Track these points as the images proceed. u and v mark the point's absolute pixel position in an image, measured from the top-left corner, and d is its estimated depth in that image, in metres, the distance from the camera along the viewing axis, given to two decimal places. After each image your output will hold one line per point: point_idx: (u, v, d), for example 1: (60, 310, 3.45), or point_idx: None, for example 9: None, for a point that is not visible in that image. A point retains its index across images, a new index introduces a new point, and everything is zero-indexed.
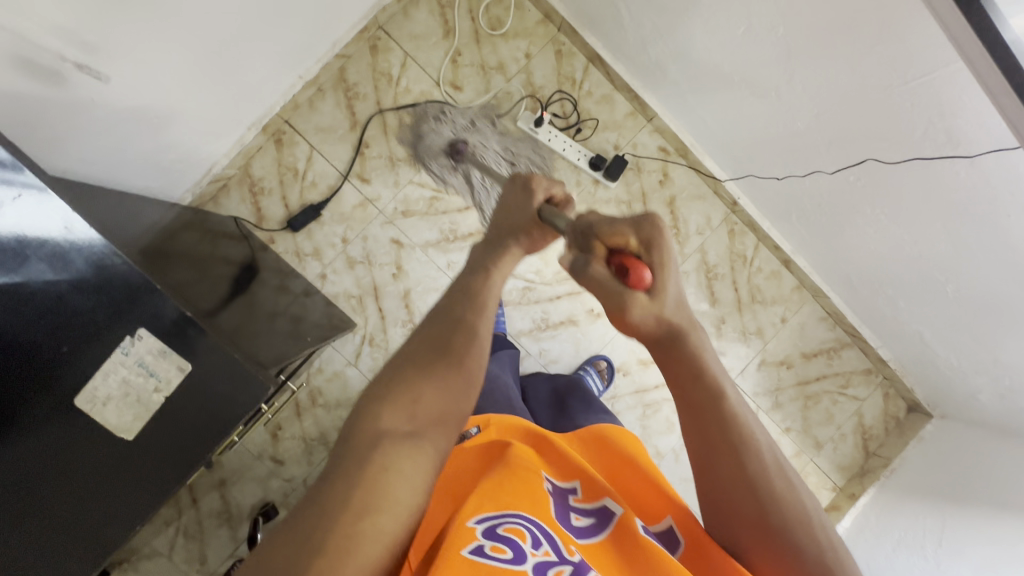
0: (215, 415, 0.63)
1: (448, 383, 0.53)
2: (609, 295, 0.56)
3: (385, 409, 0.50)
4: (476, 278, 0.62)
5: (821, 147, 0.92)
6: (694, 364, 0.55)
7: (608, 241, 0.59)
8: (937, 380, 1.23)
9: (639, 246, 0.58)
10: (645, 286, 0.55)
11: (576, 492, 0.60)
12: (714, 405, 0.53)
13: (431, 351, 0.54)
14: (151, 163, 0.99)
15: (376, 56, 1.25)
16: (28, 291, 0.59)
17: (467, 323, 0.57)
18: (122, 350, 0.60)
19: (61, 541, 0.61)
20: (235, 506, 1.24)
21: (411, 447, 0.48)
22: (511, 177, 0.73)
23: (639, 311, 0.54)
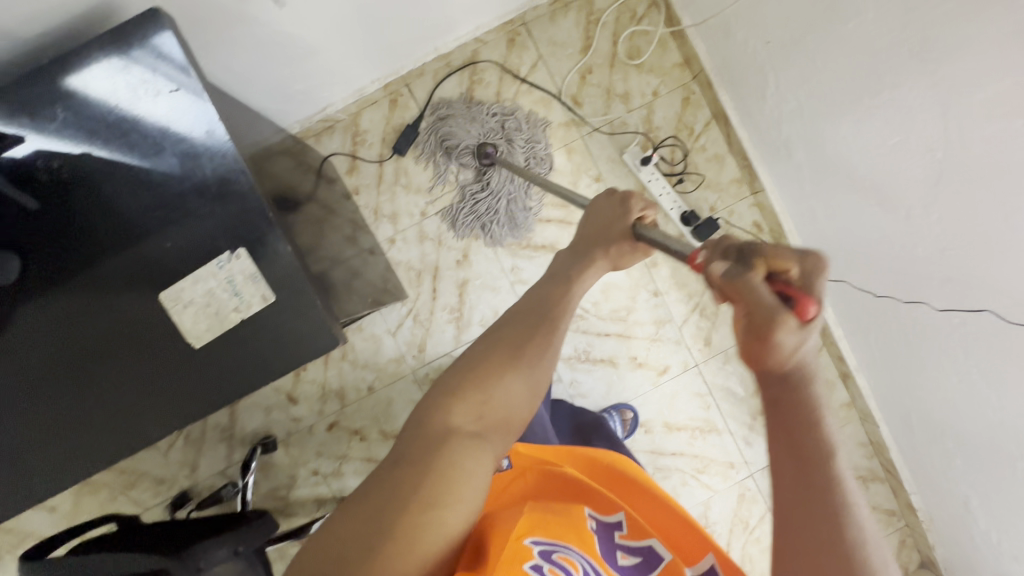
0: (278, 354, 0.64)
1: (513, 389, 0.59)
2: (758, 310, 0.42)
3: (454, 405, 0.56)
4: (554, 287, 0.67)
5: (934, 280, 0.88)
6: (809, 402, 0.41)
7: (771, 261, 0.44)
8: (963, 550, 1.15)
9: (798, 279, 0.43)
10: (806, 317, 0.41)
11: (622, 528, 0.59)
12: (824, 463, 0.40)
13: (507, 351, 0.61)
14: (281, 89, 1.02)
15: (511, 50, 1.25)
16: (155, 179, 0.61)
17: (542, 331, 0.63)
18: (218, 262, 0.62)
19: (104, 424, 0.63)
20: (239, 428, 1.26)
21: (478, 446, 0.54)
22: (608, 190, 0.71)
23: (784, 334, 0.41)
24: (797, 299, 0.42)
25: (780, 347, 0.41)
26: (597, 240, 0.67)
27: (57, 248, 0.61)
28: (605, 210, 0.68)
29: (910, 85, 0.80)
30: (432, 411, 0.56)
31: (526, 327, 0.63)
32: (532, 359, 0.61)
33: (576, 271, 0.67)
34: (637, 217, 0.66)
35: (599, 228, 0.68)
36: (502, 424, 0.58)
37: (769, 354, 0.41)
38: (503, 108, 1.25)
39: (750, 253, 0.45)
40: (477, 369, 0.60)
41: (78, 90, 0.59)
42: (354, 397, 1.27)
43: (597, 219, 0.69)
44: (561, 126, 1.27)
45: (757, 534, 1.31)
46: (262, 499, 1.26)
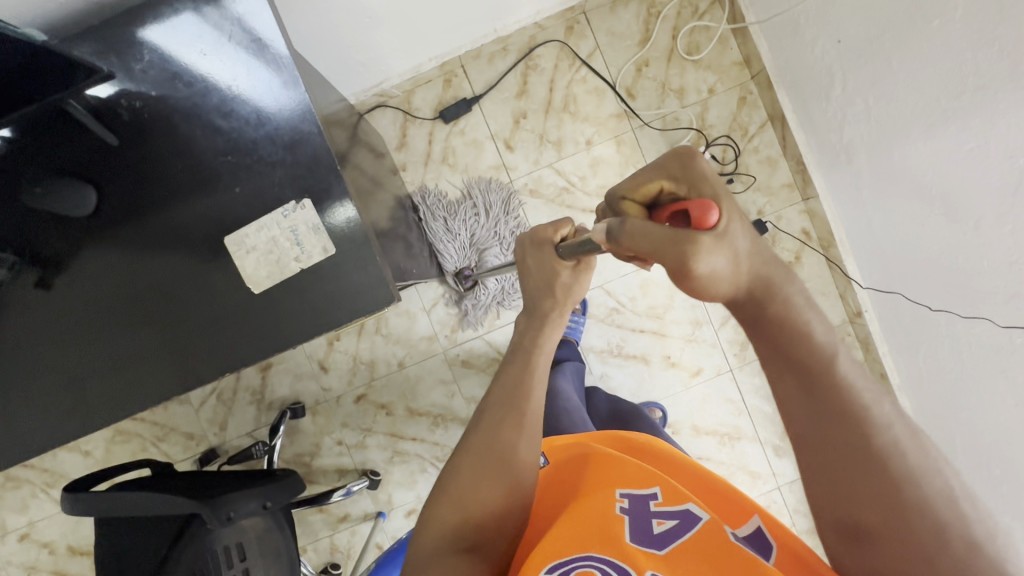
0: (333, 306, 0.64)
1: (491, 493, 0.58)
2: (661, 253, 0.41)
3: (436, 527, 0.56)
4: (515, 365, 0.65)
5: (999, 296, 0.84)
6: (796, 326, 0.45)
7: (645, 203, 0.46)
8: None
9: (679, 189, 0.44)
10: (709, 221, 0.40)
11: (656, 497, 0.57)
12: (827, 373, 0.45)
13: (478, 460, 0.59)
14: (343, 57, 1.03)
15: (569, 38, 1.25)
16: (230, 125, 0.62)
17: (512, 422, 0.61)
18: (283, 211, 0.63)
19: (157, 361, 0.64)
20: (269, 392, 1.28)
21: (464, 559, 0.54)
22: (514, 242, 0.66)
23: (705, 256, 0.40)
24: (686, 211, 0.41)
25: (704, 274, 0.41)
26: (542, 288, 0.63)
27: (132, 185, 0.63)
28: (535, 263, 0.63)
29: (996, 87, 0.76)
30: (419, 537, 0.57)
31: (496, 421, 0.62)
32: (500, 464, 0.59)
33: (532, 344, 0.65)
34: (557, 239, 0.63)
35: (539, 282, 0.63)
36: (489, 528, 0.57)
37: (705, 280, 0.41)
38: (471, 205, 1.24)
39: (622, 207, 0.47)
40: (453, 481, 0.59)
41: (162, 37, 0.61)
42: (383, 371, 1.28)
43: (525, 274, 0.65)
44: (613, 117, 1.26)
45: None
46: (286, 464, 1.28)
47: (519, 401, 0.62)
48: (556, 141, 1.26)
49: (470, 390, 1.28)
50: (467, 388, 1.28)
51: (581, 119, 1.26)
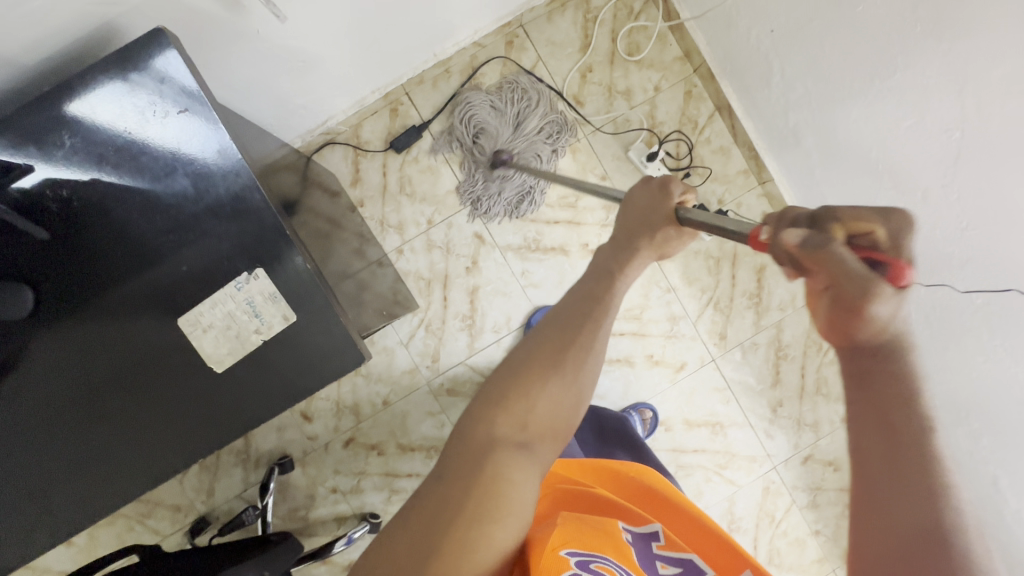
0: (301, 373, 0.62)
1: (561, 392, 0.58)
2: (846, 281, 0.38)
3: (500, 414, 0.55)
4: (599, 284, 0.64)
5: None
6: (905, 387, 0.38)
7: (847, 225, 0.40)
8: None
9: (886, 240, 0.39)
10: (900, 285, 0.38)
11: (658, 539, 0.61)
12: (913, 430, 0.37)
13: (553, 349, 0.59)
14: (281, 103, 1.00)
15: (510, 52, 1.24)
16: (167, 201, 0.59)
17: (586, 331, 0.60)
18: (236, 284, 0.60)
19: (124, 457, 0.61)
20: (254, 450, 1.24)
21: (523, 456, 0.54)
22: (646, 175, 0.69)
23: (881, 304, 0.38)
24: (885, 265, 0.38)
25: (874, 320, 0.38)
26: (645, 227, 0.64)
27: (70, 279, 0.59)
28: (650, 196, 0.65)
29: (927, 64, 0.79)
30: (477, 423, 0.55)
31: (569, 326, 0.60)
32: (575, 362, 0.59)
33: (616, 267, 0.64)
34: (680, 202, 0.64)
35: (647, 208, 0.64)
36: (547, 431, 0.57)
37: (863, 324, 0.39)
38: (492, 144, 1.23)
39: (821, 220, 0.43)
40: (519, 375, 0.58)
41: (82, 117, 0.58)
42: (368, 411, 1.26)
43: (633, 209, 0.66)
44: (565, 126, 1.26)
45: (783, 527, 1.31)
46: (282, 521, 1.25)
47: (605, 299, 0.62)
48: None
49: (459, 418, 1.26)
50: (456, 416, 1.26)
51: None
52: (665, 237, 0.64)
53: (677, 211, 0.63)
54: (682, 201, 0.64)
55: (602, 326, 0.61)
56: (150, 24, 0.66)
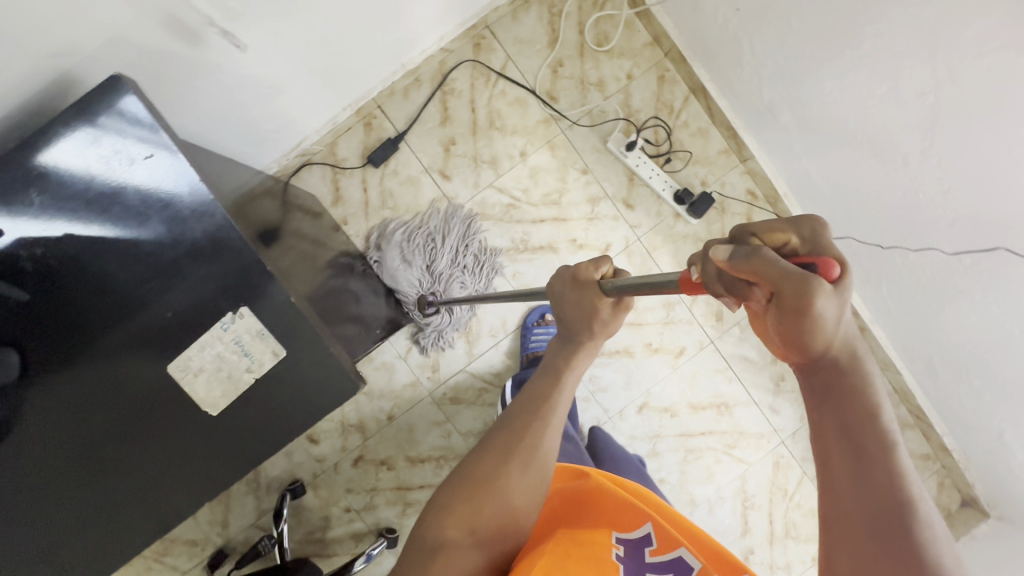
0: (298, 407, 0.62)
1: (510, 496, 0.58)
2: (783, 282, 0.33)
3: (449, 518, 0.56)
4: (547, 381, 0.62)
5: (941, 225, 0.87)
6: (867, 402, 0.38)
7: (764, 237, 0.37)
8: (1006, 481, 1.18)
9: (804, 246, 0.36)
10: (834, 277, 0.34)
11: (650, 544, 0.55)
12: (879, 447, 0.37)
13: (500, 452, 0.59)
14: (253, 130, 0.99)
15: (478, 55, 1.23)
16: (144, 249, 0.59)
17: (532, 436, 0.59)
18: (222, 325, 0.59)
19: (132, 507, 0.61)
20: (264, 477, 1.24)
21: (471, 551, 0.56)
22: (556, 269, 0.60)
23: (823, 301, 0.33)
24: (812, 264, 0.35)
25: (819, 322, 0.34)
26: (582, 323, 0.58)
27: (54, 337, 0.59)
28: (570, 293, 0.57)
29: (894, 30, 0.78)
30: (430, 519, 0.57)
31: (516, 428, 0.60)
32: (523, 463, 0.59)
33: (563, 363, 0.61)
34: (600, 278, 0.57)
35: (564, 318, 0.59)
36: (499, 529, 0.58)
37: (808, 326, 0.34)
38: (426, 232, 1.23)
39: (741, 238, 0.38)
40: (470, 476, 0.59)
41: (48, 172, 0.57)
42: (374, 428, 1.26)
43: (560, 308, 0.58)
44: (541, 123, 1.25)
45: (797, 500, 1.32)
46: (300, 545, 1.25)
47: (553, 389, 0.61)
48: (490, 160, 1.24)
49: (465, 425, 1.26)
50: (462, 424, 1.26)
51: (510, 132, 1.24)
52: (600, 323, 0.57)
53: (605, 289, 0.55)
54: (603, 278, 0.57)
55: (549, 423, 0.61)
56: (107, 71, 0.65)
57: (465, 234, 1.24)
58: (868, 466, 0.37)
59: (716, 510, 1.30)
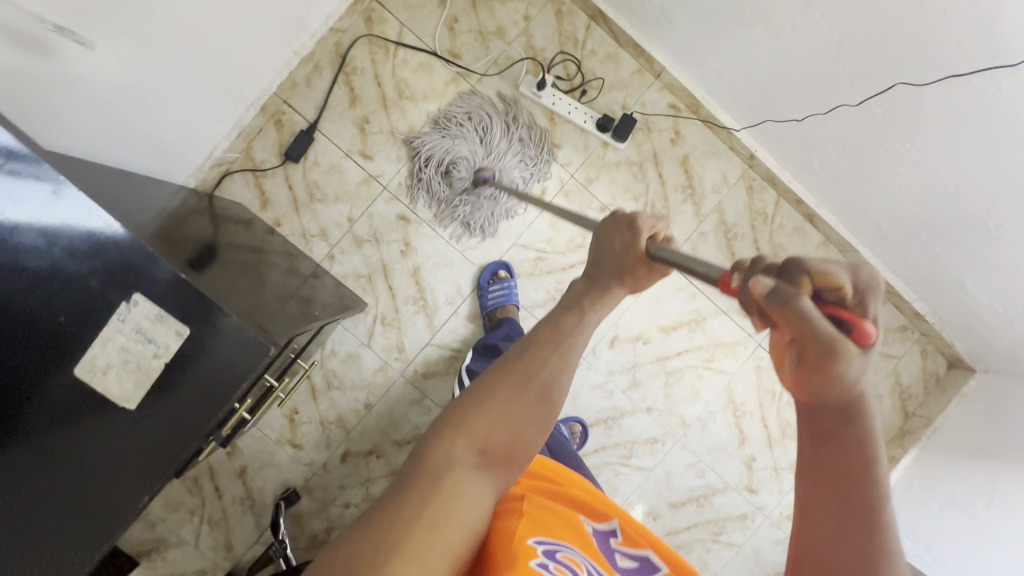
0: (212, 383, 0.60)
1: (519, 425, 0.51)
2: (812, 339, 0.32)
3: (457, 437, 0.50)
4: (571, 316, 0.56)
5: (843, 80, 0.87)
6: (869, 452, 0.35)
7: (818, 278, 0.32)
8: (977, 331, 1.19)
9: (854, 296, 0.32)
10: (866, 342, 0.31)
11: (617, 536, 0.65)
12: (869, 499, 0.35)
13: (521, 375, 0.53)
14: (153, 147, 0.97)
15: (372, 29, 1.21)
16: (18, 259, 0.55)
17: (550, 366, 0.53)
18: (118, 316, 0.58)
19: (77, 519, 0.60)
20: (258, 493, 1.24)
21: (473, 480, 0.48)
22: (615, 213, 0.57)
23: (850, 365, 0.32)
24: (845, 322, 0.32)
25: (840, 379, 0.33)
26: (618, 271, 0.55)
27: None
28: (615, 237, 0.55)
29: None
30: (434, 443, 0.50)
31: (535, 351, 0.54)
32: (539, 394, 0.53)
33: (589, 301, 0.56)
34: (652, 237, 0.54)
35: (602, 260, 0.56)
36: (506, 459, 0.51)
37: (827, 382, 0.33)
38: (470, 120, 1.21)
39: (794, 269, 0.34)
40: (481, 400, 0.52)
41: None
42: (354, 420, 1.25)
43: (604, 252, 0.56)
44: (450, 84, 1.23)
45: (786, 398, 1.32)
46: (306, 551, 1.24)
47: (579, 320, 0.56)
48: (408, 130, 1.23)
49: (443, 398, 1.26)
50: (441, 397, 1.26)
51: (421, 99, 1.23)
52: (632, 282, 0.54)
53: (650, 251, 0.53)
54: (654, 236, 0.54)
55: (571, 351, 0.54)
56: None
57: (503, 122, 1.22)
58: (850, 513, 0.35)
59: (709, 425, 1.31)
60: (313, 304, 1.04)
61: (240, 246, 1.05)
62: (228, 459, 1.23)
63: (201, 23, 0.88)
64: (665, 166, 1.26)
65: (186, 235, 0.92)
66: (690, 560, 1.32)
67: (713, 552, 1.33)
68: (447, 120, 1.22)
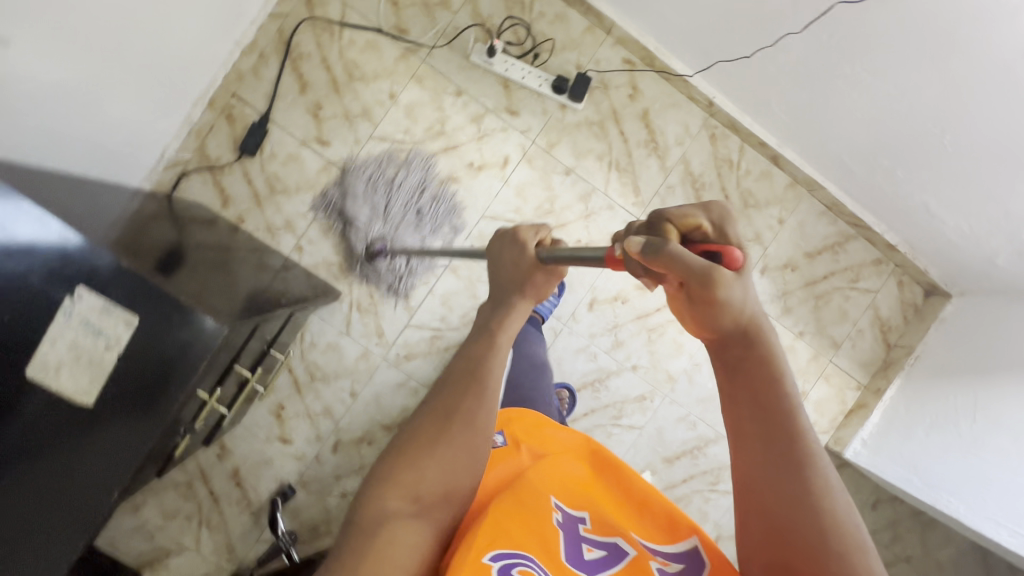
0: (166, 369, 0.62)
1: (449, 461, 0.49)
2: (693, 276, 0.41)
3: (387, 489, 0.47)
4: (480, 345, 0.55)
5: (788, 6, 0.88)
6: (774, 375, 0.46)
7: (678, 223, 0.45)
8: (948, 254, 1.20)
9: (714, 233, 0.45)
10: (736, 265, 0.43)
11: (587, 522, 0.54)
12: (787, 419, 0.45)
13: (443, 414, 0.51)
14: (100, 151, 0.95)
15: (314, 11, 1.18)
16: None
17: (471, 397, 0.52)
18: (64, 312, 0.56)
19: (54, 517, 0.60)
20: (253, 492, 1.23)
21: (413, 527, 0.47)
22: (496, 232, 0.63)
23: (726, 289, 0.42)
24: (719, 254, 0.43)
25: (727, 305, 0.43)
26: (515, 283, 0.58)
27: None
28: (506, 252, 0.60)
29: None
30: (367, 498, 0.48)
31: (454, 385, 0.52)
32: (466, 426, 0.51)
33: (495, 322, 0.56)
34: (538, 242, 0.60)
35: (501, 276, 0.59)
36: (444, 499, 0.49)
37: (718, 311, 0.44)
38: (386, 180, 1.22)
39: (657, 223, 0.45)
40: (408, 447, 0.50)
41: None
42: (341, 410, 1.24)
43: (498, 269, 0.60)
44: (399, 60, 1.21)
45: None
46: (308, 544, 1.24)
47: (493, 337, 0.55)
48: (362, 112, 1.21)
49: (427, 378, 1.26)
50: (425, 377, 1.26)
51: (372, 79, 1.21)
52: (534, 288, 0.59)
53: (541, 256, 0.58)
54: (538, 243, 0.60)
55: (492, 376, 0.53)
56: None
57: (417, 177, 1.23)
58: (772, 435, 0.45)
59: (696, 377, 1.31)
60: (286, 293, 1.04)
61: (204, 244, 1.02)
62: (219, 462, 1.22)
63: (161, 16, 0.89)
64: (626, 123, 1.25)
65: (148, 236, 0.91)
66: (689, 512, 1.33)
67: (712, 502, 1.34)
68: (360, 179, 1.22)
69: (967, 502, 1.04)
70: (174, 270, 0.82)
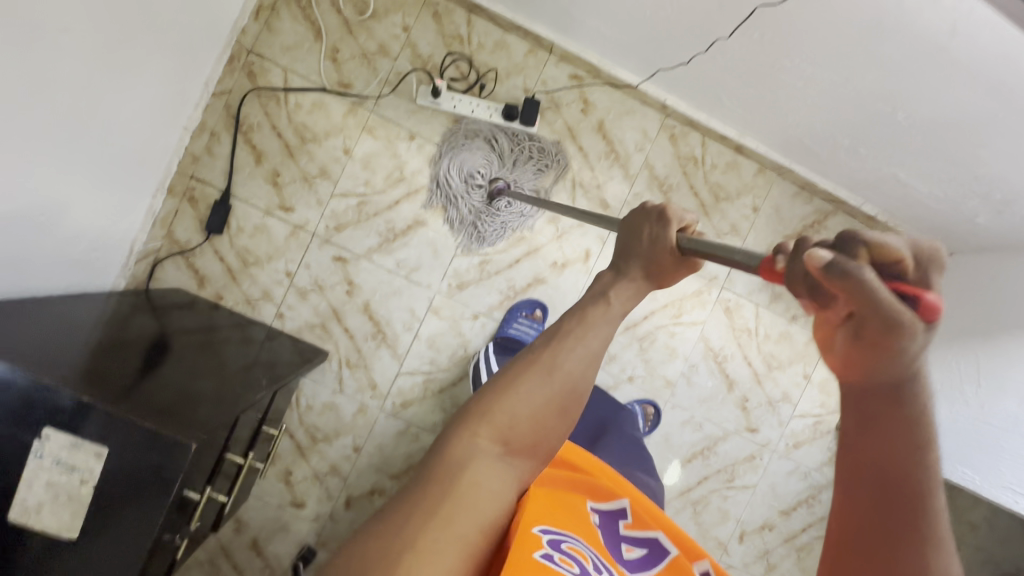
0: (141, 494, 0.60)
1: (540, 421, 0.49)
2: (872, 313, 0.29)
3: (479, 425, 0.48)
4: (597, 307, 0.53)
5: (714, 13, 0.87)
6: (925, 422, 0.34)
7: (876, 248, 0.30)
8: (928, 218, 1.18)
9: (916, 271, 0.29)
10: (932, 320, 0.29)
11: (626, 518, 0.61)
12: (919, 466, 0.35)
13: (543, 369, 0.50)
14: (77, 266, 0.96)
15: (256, 82, 1.19)
16: None
17: (573, 352, 0.50)
18: (35, 454, 0.59)
19: None
20: (275, 559, 1.25)
21: (496, 468, 0.48)
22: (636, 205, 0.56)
23: (910, 344, 0.29)
24: (911, 298, 0.29)
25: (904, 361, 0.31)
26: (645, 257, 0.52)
27: None
28: (641, 230, 0.53)
29: None
30: (461, 435, 0.48)
31: (553, 344, 0.51)
32: (564, 396, 0.50)
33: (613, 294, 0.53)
34: (675, 232, 0.51)
35: (630, 251, 0.54)
36: (529, 449, 0.49)
37: (889, 363, 0.31)
38: (443, 192, 1.23)
39: (845, 238, 0.32)
40: (508, 385, 0.50)
41: None
42: (348, 466, 1.25)
43: (631, 244, 0.54)
44: (348, 115, 1.21)
45: (762, 332, 1.32)
46: None
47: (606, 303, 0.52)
48: (321, 172, 1.22)
49: (427, 422, 1.26)
50: (424, 422, 1.26)
51: (325, 138, 1.21)
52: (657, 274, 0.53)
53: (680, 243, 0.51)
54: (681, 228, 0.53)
55: (596, 339, 0.51)
56: None
57: (474, 179, 1.23)
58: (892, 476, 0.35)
59: (694, 378, 1.31)
60: (277, 366, 1.04)
61: (189, 330, 1.03)
62: (238, 535, 1.24)
63: (122, 134, 0.92)
64: (584, 138, 1.24)
65: (132, 333, 0.92)
66: (709, 512, 1.33)
67: (730, 499, 1.33)
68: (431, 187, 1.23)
69: (979, 472, 1.02)
70: (159, 364, 0.84)
